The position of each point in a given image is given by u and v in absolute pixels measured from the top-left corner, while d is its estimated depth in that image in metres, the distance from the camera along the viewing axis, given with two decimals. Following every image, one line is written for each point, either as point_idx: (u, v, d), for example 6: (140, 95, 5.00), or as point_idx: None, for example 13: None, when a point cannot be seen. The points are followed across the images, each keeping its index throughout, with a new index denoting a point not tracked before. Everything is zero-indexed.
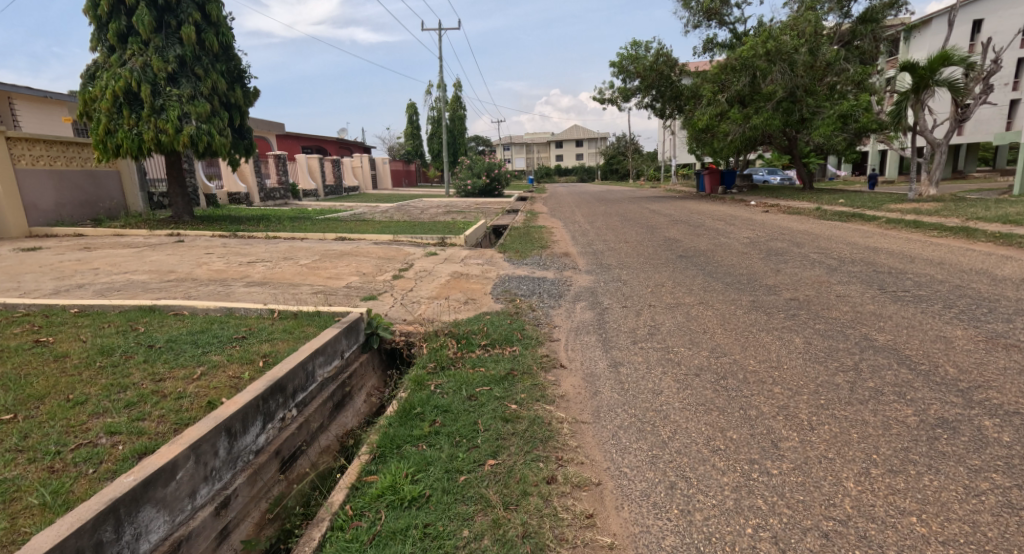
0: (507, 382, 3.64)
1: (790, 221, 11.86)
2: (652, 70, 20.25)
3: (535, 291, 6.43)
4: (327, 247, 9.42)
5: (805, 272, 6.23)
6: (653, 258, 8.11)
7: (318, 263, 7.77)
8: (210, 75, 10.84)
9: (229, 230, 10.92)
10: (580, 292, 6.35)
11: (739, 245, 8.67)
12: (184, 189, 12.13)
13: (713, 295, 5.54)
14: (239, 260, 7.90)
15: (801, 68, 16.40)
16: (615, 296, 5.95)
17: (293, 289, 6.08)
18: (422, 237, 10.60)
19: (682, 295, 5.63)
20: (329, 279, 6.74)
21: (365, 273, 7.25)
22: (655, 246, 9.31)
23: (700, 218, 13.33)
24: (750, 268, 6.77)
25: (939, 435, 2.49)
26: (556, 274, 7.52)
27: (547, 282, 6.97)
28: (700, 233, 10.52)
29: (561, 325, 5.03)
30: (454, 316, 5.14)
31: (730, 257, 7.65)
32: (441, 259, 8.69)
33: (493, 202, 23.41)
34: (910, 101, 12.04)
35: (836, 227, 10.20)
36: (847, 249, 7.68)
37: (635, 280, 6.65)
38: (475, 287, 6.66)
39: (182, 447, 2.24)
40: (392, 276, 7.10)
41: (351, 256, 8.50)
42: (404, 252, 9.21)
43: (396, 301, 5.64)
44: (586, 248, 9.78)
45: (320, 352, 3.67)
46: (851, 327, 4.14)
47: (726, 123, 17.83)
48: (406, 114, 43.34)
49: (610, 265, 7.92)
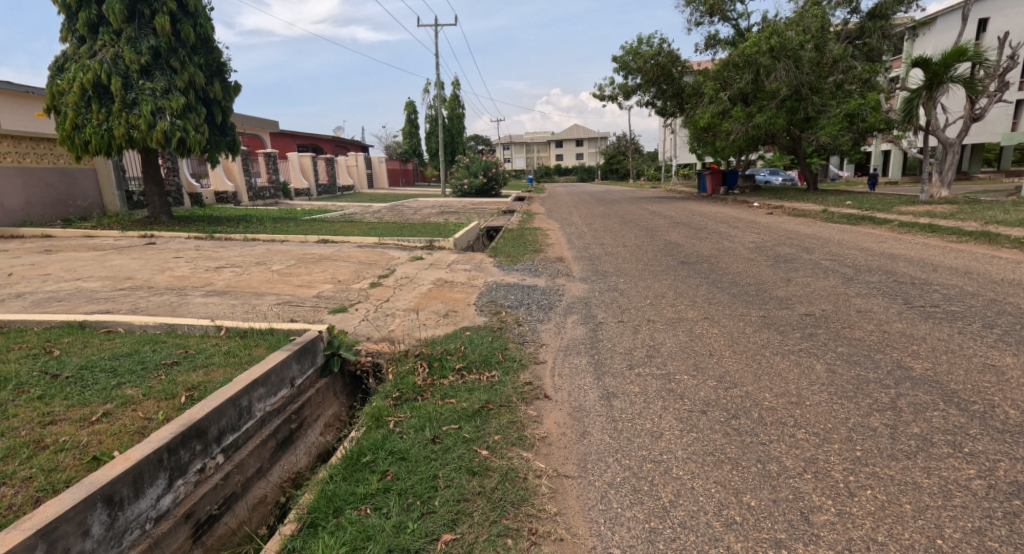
0: (479, 418, 3.10)
1: (796, 224, 11.34)
2: (653, 67, 19.76)
3: (523, 302, 5.91)
4: (306, 251, 8.88)
5: (818, 283, 5.69)
6: (653, 265, 7.58)
7: (292, 269, 7.23)
8: (187, 68, 10.31)
9: (206, 231, 10.39)
10: (571, 303, 5.81)
11: (744, 250, 8.14)
12: (162, 188, 11.59)
13: (717, 308, 5.01)
14: (208, 265, 7.38)
15: (806, 65, 15.99)
16: (610, 309, 5.42)
17: (256, 299, 5.55)
18: (409, 239, 10.08)
19: (685, 309, 5.09)
20: (299, 287, 6.21)
21: (341, 280, 6.72)
22: (654, 250, 8.78)
23: (702, 221, 12.80)
24: (757, 277, 6.24)
25: (1017, 511, 1.96)
26: (547, 282, 6.98)
27: (537, 292, 6.44)
28: (702, 236, 10.01)
29: (549, 342, 4.48)
30: (429, 335, 4.60)
31: (736, 264, 7.12)
32: (426, 263, 8.17)
33: (490, 202, 22.91)
34: (922, 99, 11.49)
35: (846, 231, 9.68)
36: (861, 256, 7.14)
37: (632, 290, 6.10)
38: (458, 297, 6.13)
39: (26, 535, 1.72)
40: (369, 284, 6.56)
41: (330, 261, 7.96)
42: (388, 256, 8.68)
43: (366, 315, 5.11)
44: (581, 253, 9.25)
45: (260, 382, 3.12)
46: (880, 350, 3.60)
47: (728, 122, 17.28)
48: (403, 113, 42.85)
49: (606, 272, 7.39)
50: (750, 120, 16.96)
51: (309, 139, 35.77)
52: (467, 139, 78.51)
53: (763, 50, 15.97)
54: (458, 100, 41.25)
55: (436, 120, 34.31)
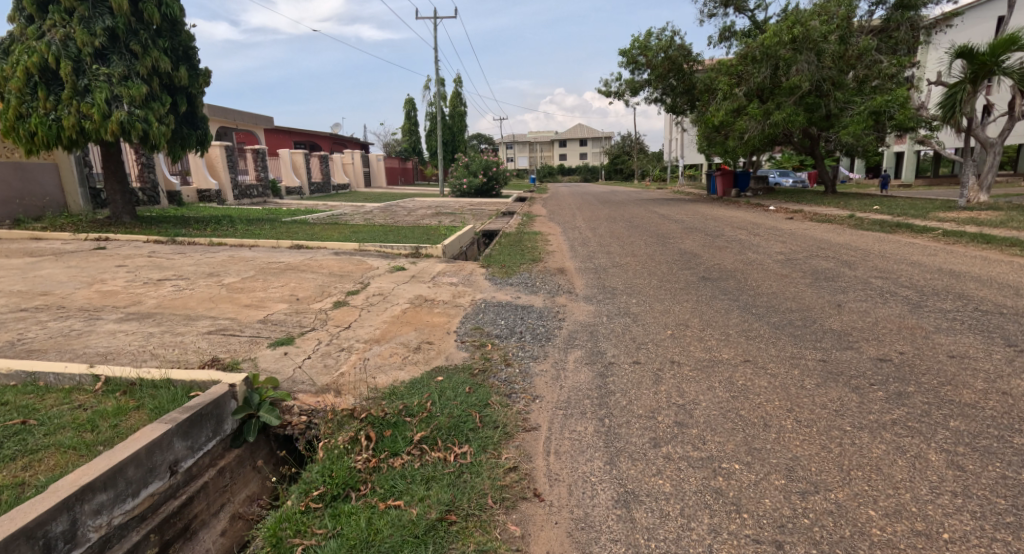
0: (431, 545, 2.06)
1: (822, 231, 10.29)
2: (663, 61, 18.80)
3: (514, 329, 4.87)
4: (273, 259, 7.85)
5: (878, 309, 4.64)
6: (669, 281, 6.53)
7: (248, 283, 6.19)
8: (150, 52, 9.30)
9: (169, 233, 9.37)
10: (573, 332, 4.75)
11: (772, 263, 7.09)
12: (125, 186, 10.52)
13: (759, 347, 3.94)
14: (151, 276, 6.34)
15: (829, 59, 14.98)
16: (621, 342, 4.37)
17: (183, 324, 4.49)
18: (394, 245, 9.05)
19: (717, 346, 4.04)
20: (245, 308, 5.16)
21: (299, 298, 5.66)
22: (669, 261, 7.74)
23: (717, 226, 11.75)
24: (798, 300, 5.16)
25: None
26: (546, 302, 5.95)
27: (533, 316, 5.38)
28: (721, 245, 8.96)
29: (544, 397, 3.42)
30: (390, 384, 3.54)
31: (767, 281, 6.08)
32: (407, 276, 7.14)
33: (488, 203, 21.93)
34: (965, 93, 10.35)
35: (884, 240, 8.63)
36: (916, 273, 6.05)
37: (645, 316, 5.05)
38: (437, 322, 5.09)
39: None
40: (333, 303, 5.53)
41: (296, 272, 6.93)
42: (365, 266, 7.65)
43: (315, 350, 4.06)
44: (586, 263, 8.21)
45: (100, 484, 2.04)
46: (1016, 430, 2.50)
47: (743, 119, 16.23)
48: (404, 110, 41.89)
49: (614, 289, 6.34)
50: (767, 118, 15.96)
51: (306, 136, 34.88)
52: (469, 138, 77.63)
53: (784, 42, 14.99)
54: (460, 98, 40.28)
55: (437, 116, 33.33)
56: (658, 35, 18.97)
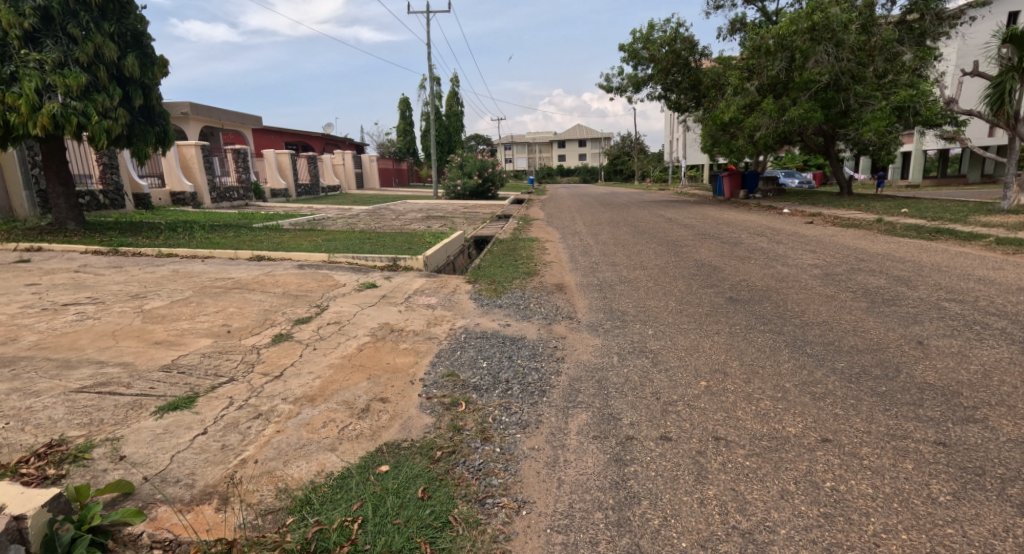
0: None
1: (852, 237, 9.24)
2: (667, 55, 17.63)
3: (497, 376, 3.75)
4: (223, 275, 6.70)
5: (981, 352, 3.52)
6: (691, 303, 5.41)
7: (177, 306, 5.05)
8: (93, 36, 8.29)
9: (113, 242, 8.22)
10: (575, 382, 3.62)
11: (809, 280, 5.98)
12: (70, 188, 9.36)
13: (837, 414, 2.80)
14: (58, 299, 5.17)
15: (848, 50, 13.93)
16: (641, 400, 3.24)
17: (50, 375, 3.31)
18: (369, 255, 7.93)
19: (779, 414, 2.89)
20: (153, 345, 3.99)
21: (232, 330, 4.51)
22: (685, 277, 6.64)
23: (731, 232, 10.68)
24: (863, 333, 4.05)
25: None
26: (540, 332, 4.82)
27: (524, 354, 4.24)
28: (742, 256, 7.86)
29: (533, 504, 2.31)
30: (309, 483, 2.42)
31: (812, 304, 4.99)
32: (376, 295, 6.03)
33: (483, 206, 20.85)
34: (1015, 81, 9.53)
35: (930, 249, 7.57)
36: (995, 294, 4.96)
37: (667, 358, 3.92)
38: (399, 366, 3.95)
39: None
40: (273, 337, 4.40)
41: (243, 292, 5.79)
42: (330, 283, 6.52)
43: (218, 419, 2.90)
44: (588, 277, 7.09)
45: None
46: None
47: (755, 116, 15.21)
48: (399, 110, 40.85)
49: (623, 313, 5.25)
50: (781, 115, 14.92)
51: (296, 136, 33.78)
52: (466, 140, 76.27)
53: (801, 30, 13.94)
54: (457, 98, 39.25)
55: (430, 116, 32.25)
56: (662, 27, 17.90)
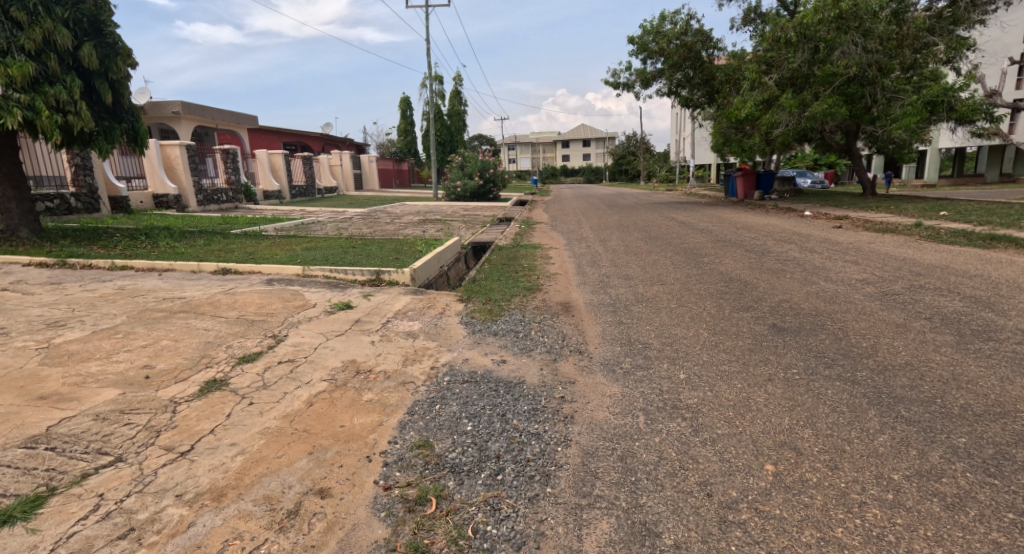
0: None
1: (893, 245, 8.25)
2: (678, 48, 16.69)
3: (485, 450, 2.79)
4: (175, 294, 5.76)
5: None
6: (728, 333, 4.42)
7: (95, 339, 4.09)
8: (42, 21, 7.37)
9: (62, 253, 7.30)
10: (591, 462, 2.65)
11: (866, 301, 4.99)
12: (24, 191, 8.42)
13: (998, 546, 1.86)
14: None
15: (876, 40, 12.93)
16: (687, 502, 2.27)
17: None
18: (350, 268, 6.98)
19: (904, 541, 1.93)
20: (34, 402, 3.03)
21: (151, 374, 3.54)
22: (714, 295, 5.67)
23: (754, 239, 9.69)
24: (974, 386, 3.06)
25: None
26: (543, 375, 3.85)
27: (521, 409, 3.26)
28: (774, 268, 6.86)
29: None
30: None
31: (882, 335, 4.01)
32: (348, 320, 5.08)
33: (484, 208, 19.96)
34: None
35: (992, 260, 6.57)
36: None
37: (711, 421, 2.94)
38: (355, 431, 2.99)
39: None
40: (203, 385, 3.44)
41: (188, 317, 4.84)
42: (297, 304, 5.57)
43: (60, 545, 1.95)
44: (598, 295, 6.13)
45: None
46: None
47: (774, 112, 14.25)
48: (400, 108, 39.94)
49: (646, 345, 4.28)
50: (802, 110, 13.91)
51: (294, 136, 32.99)
52: (469, 139, 75.20)
53: (827, 19, 13.06)
54: (458, 97, 38.36)
55: (430, 115, 31.31)
56: (674, 19, 16.91)
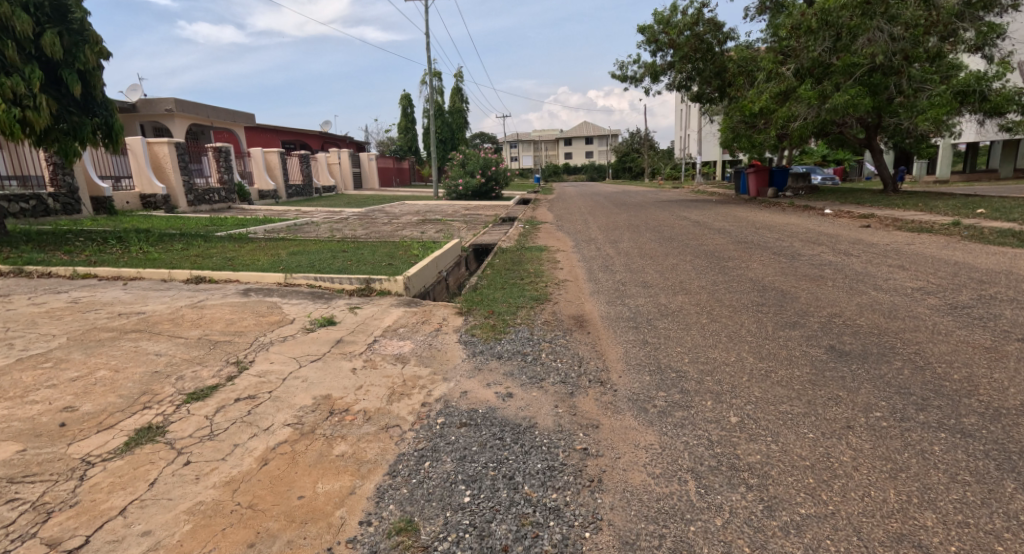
0: None
1: (934, 246, 7.50)
2: (689, 39, 15.94)
3: (486, 538, 2.07)
4: (135, 307, 5.06)
5: None
6: (778, 357, 3.69)
7: (15, 371, 3.38)
8: None
9: (20, 259, 6.60)
10: None
11: (935, 317, 4.23)
12: None
13: None
14: None
15: (902, 27, 12.18)
16: None
17: None
18: (337, 275, 6.26)
19: None
20: None
21: (69, 420, 2.83)
22: (750, 307, 4.93)
23: (778, 240, 8.93)
24: None
25: None
26: (558, 414, 3.11)
27: (534, 467, 2.54)
28: (812, 274, 6.10)
29: None
30: None
31: (974, 365, 3.26)
32: (328, 340, 4.35)
33: (486, 207, 19.14)
34: None
35: None
36: None
37: (788, 494, 2.21)
38: (317, 505, 2.27)
39: None
40: (131, 436, 2.72)
41: (139, 338, 4.13)
42: (273, 319, 4.85)
43: None
44: (615, 306, 5.40)
45: None
46: None
47: (792, 104, 13.50)
48: (400, 106, 39.23)
49: (682, 374, 3.54)
50: (821, 103, 13.10)
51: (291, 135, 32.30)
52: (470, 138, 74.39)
53: (850, 4, 12.29)
54: (460, 94, 37.60)
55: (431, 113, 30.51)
56: (685, 8, 16.16)
